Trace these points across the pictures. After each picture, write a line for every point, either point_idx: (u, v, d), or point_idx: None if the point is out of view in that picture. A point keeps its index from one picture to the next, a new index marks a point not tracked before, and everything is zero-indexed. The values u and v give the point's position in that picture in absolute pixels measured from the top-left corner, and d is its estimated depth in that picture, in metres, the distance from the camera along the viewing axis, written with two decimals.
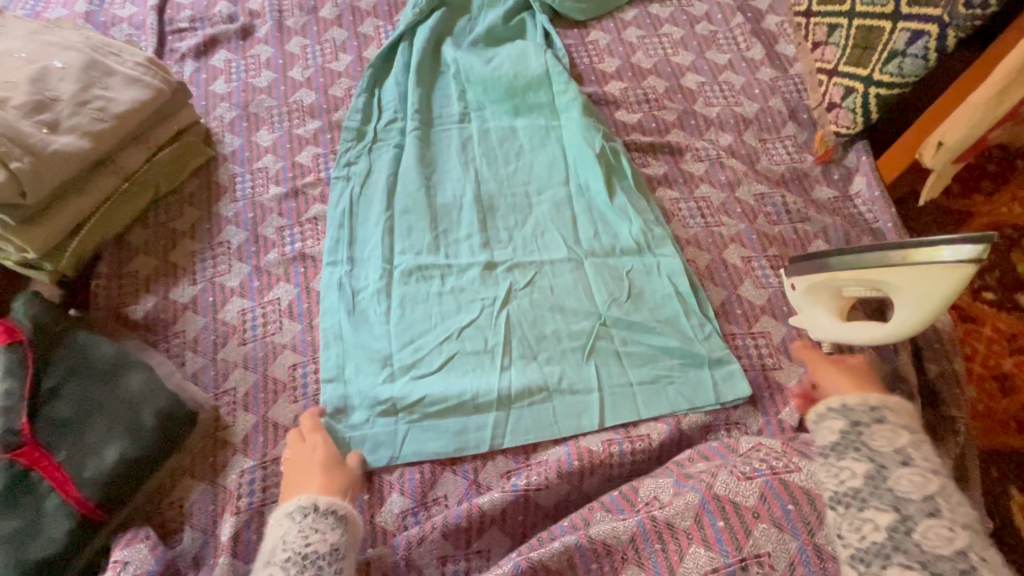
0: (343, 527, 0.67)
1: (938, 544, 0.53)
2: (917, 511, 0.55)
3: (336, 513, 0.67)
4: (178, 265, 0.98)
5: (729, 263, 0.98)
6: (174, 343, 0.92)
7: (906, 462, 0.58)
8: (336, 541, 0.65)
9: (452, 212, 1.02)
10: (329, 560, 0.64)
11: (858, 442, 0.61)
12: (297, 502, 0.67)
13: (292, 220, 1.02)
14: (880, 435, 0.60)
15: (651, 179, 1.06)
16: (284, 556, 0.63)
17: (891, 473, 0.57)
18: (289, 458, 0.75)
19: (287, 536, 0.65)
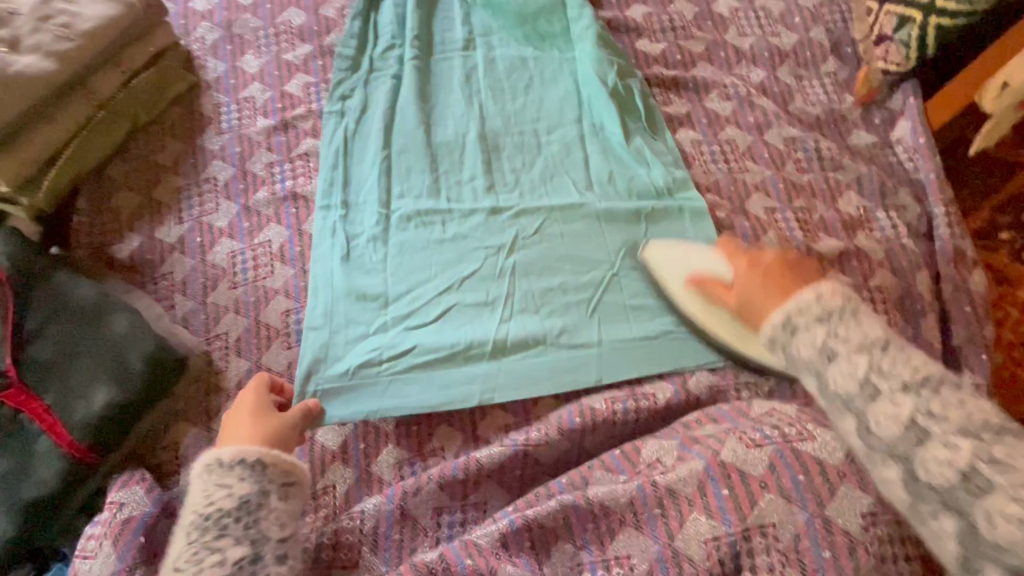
0: (257, 475, 0.62)
1: (945, 477, 0.50)
2: (909, 446, 0.52)
3: (245, 462, 0.62)
4: (162, 203, 0.93)
5: (751, 214, 0.91)
6: (162, 285, 0.88)
7: (835, 357, 0.56)
8: (247, 494, 0.61)
9: (454, 151, 0.94)
10: (235, 515, 0.59)
11: (798, 364, 0.59)
12: (208, 459, 0.62)
13: (283, 155, 0.95)
14: (806, 340, 0.58)
15: (672, 118, 0.96)
16: (187, 519, 0.59)
17: (871, 414, 0.54)
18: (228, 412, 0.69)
19: (194, 499, 0.61)
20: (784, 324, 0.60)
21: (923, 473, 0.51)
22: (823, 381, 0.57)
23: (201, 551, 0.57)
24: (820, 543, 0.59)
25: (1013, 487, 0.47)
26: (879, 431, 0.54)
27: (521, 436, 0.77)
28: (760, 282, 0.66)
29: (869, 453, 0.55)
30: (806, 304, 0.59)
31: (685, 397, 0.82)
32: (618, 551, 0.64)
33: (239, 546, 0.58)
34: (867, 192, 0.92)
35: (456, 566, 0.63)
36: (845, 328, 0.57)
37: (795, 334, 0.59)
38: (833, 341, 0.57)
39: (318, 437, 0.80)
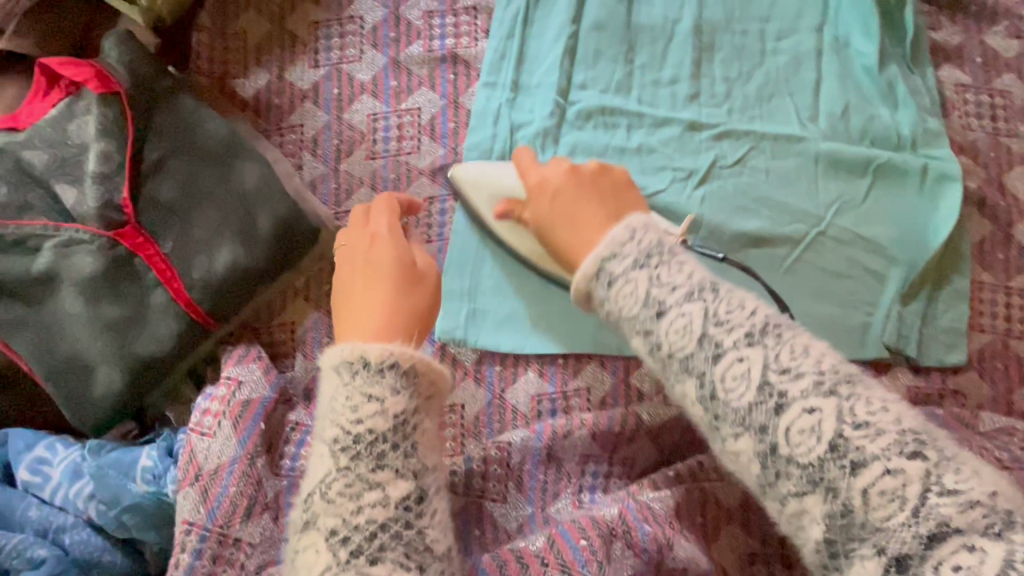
0: (410, 389, 0.42)
1: (809, 448, 0.32)
2: (765, 417, 0.34)
3: (398, 366, 0.42)
4: (296, 37, 0.76)
5: (1009, 191, 0.73)
6: (289, 138, 0.74)
7: (664, 309, 0.38)
8: (402, 410, 0.41)
9: (658, 41, 0.76)
10: (392, 441, 0.40)
11: (622, 324, 0.41)
12: (343, 352, 0.42)
13: (446, 4, 0.77)
14: (625, 290, 0.40)
15: (939, 49, 0.76)
16: (331, 436, 0.40)
17: (716, 375, 0.36)
18: (361, 269, 0.50)
19: (333, 403, 0.41)
20: (600, 274, 0.41)
21: (785, 447, 0.33)
22: (653, 344, 0.38)
23: (357, 484, 0.38)
24: None
25: (885, 453, 0.31)
26: (727, 399, 0.35)
27: None
28: (569, 210, 0.49)
29: (715, 428, 0.36)
30: (618, 245, 0.41)
31: None
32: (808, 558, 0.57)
33: (402, 482, 0.39)
34: None
35: (636, 532, 0.56)
36: (669, 271, 0.39)
37: (613, 286, 0.41)
38: (659, 289, 0.39)
39: (452, 352, 0.72)
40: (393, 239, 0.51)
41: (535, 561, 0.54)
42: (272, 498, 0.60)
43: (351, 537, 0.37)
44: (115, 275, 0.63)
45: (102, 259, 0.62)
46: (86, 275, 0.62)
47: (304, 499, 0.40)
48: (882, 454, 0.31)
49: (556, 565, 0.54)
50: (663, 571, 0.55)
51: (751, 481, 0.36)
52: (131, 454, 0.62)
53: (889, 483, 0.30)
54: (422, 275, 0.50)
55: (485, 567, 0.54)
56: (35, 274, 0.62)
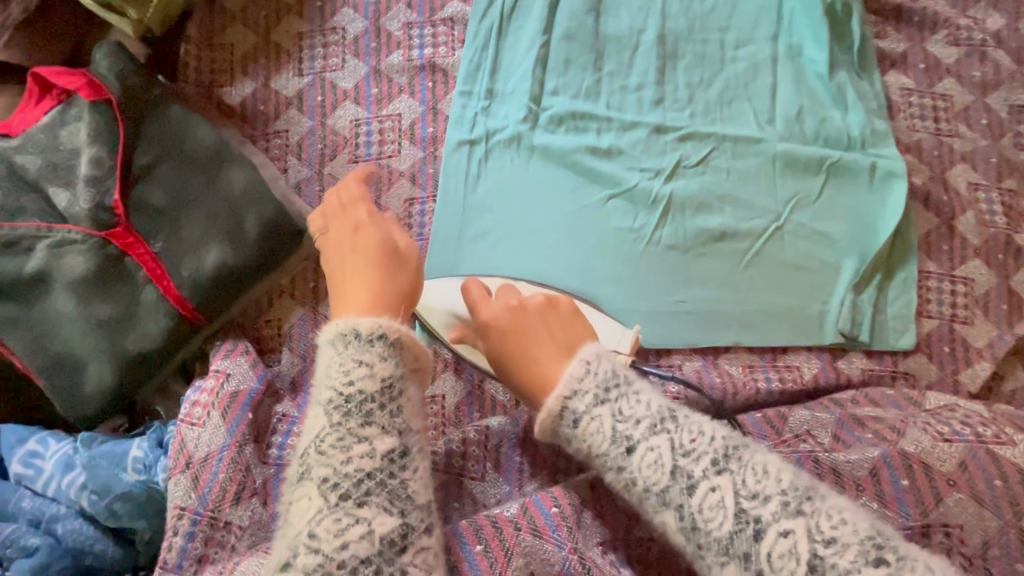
0: (397, 356, 0.47)
1: (792, 571, 0.36)
2: (746, 543, 0.37)
3: (386, 337, 0.47)
4: (281, 48, 0.80)
5: (951, 187, 0.78)
6: (275, 144, 0.78)
7: (634, 445, 0.42)
8: (389, 375, 0.46)
9: (625, 50, 0.80)
10: (381, 401, 0.44)
11: (593, 459, 0.44)
12: (336, 326, 0.48)
13: (424, 16, 0.81)
14: (592, 427, 0.43)
15: (885, 56, 0.82)
16: (325, 397, 0.45)
17: (693, 508, 0.39)
18: (350, 254, 0.54)
19: (328, 370, 0.46)
20: (565, 414, 0.45)
21: (768, 572, 0.37)
22: (628, 481, 0.42)
23: (347, 437, 0.42)
24: (1014, 555, 0.52)
25: (853, 565, 0.35)
26: (707, 528, 0.39)
27: None
28: (538, 330, 0.53)
29: (700, 556, 0.40)
30: (580, 378, 0.45)
31: (835, 376, 0.73)
32: None
33: (388, 437, 0.43)
34: None
35: (608, 503, 0.59)
36: (629, 404, 0.43)
37: (581, 422, 0.44)
38: (624, 426, 0.42)
39: (433, 345, 0.75)
40: (375, 227, 0.56)
41: (508, 526, 0.57)
42: (261, 484, 0.62)
43: (341, 481, 0.41)
44: (106, 275, 0.65)
45: (93, 259, 0.65)
46: (79, 274, 0.64)
47: (299, 453, 0.44)
48: (852, 567, 0.35)
49: (527, 529, 0.56)
50: (630, 539, 0.58)
51: None
52: (123, 446, 0.65)
53: None
54: (404, 255, 0.55)
55: (462, 531, 0.56)
56: (28, 273, 0.64)
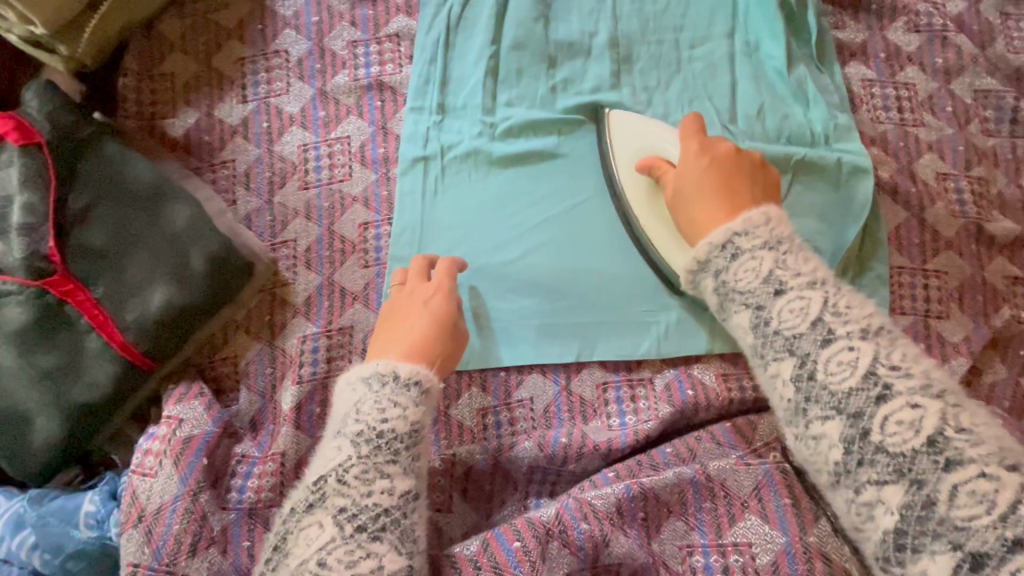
0: (425, 404, 0.55)
1: (905, 439, 0.40)
2: (865, 402, 0.42)
3: (420, 385, 0.55)
4: (223, 74, 0.78)
5: (919, 178, 0.76)
6: (221, 175, 0.75)
7: (785, 289, 0.48)
8: (417, 421, 0.53)
9: (577, 56, 0.78)
10: (406, 444, 0.52)
11: (728, 295, 0.51)
12: (379, 366, 0.56)
13: (368, 34, 0.79)
14: (747, 266, 0.50)
15: (844, 47, 0.80)
16: (356, 428, 0.52)
17: (820, 358, 0.44)
18: (413, 306, 0.63)
19: (361, 405, 0.53)
20: (724, 246, 0.52)
21: (877, 433, 0.41)
22: (761, 319, 0.48)
23: (373, 472, 0.50)
24: None
25: (982, 458, 0.38)
26: (831, 381, 0.43)
27: (627, 406, 0.71)
28: (700, 189, 0.59)
29: (805, 408, 0.45)
30: (754, 227, 0.51)
31: None
32: (737, 538, 0.59)
33: (405, 479, 0.51)
34: None
35: (572, 530, 0.57)
36: (794, 259, 0.49)
37: (738, 257, 0.50)
38: (783, 272, 0.48)
39: None
40: (447, 296, 0.65)
41: (468, 564, 0.55)
42: (219, 532, 0.61)
43: (360, 514, 0.48)
44: (47, 325, 0.63)
45: (32, 309, 0.63)
46: (18, 326, 0.62)
47: (319, 477, 0.50)
48: (978, 458, 0.38)
49: (489, 567, 0.55)
50: (599, 566, 0.58)
51: (830, 463, 0.43)
52: (75, 500, 0.62)
53: (981, 484, 0.38)
54: (455, 323, 0.64)
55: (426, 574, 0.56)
56: None
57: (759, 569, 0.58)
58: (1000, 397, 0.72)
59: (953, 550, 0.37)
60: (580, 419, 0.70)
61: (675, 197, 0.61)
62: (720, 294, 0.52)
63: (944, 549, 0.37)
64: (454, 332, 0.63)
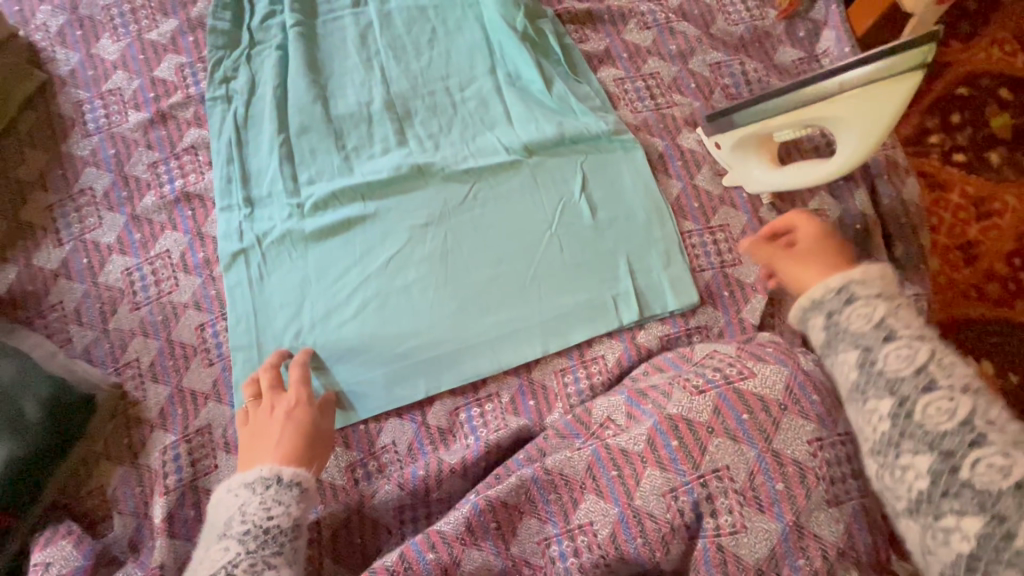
0: (307, 501, 0.59)
1: (940, 421, 0.43)
2: (912, 388, 0.45)
3: (303, 485, 0.59)
4: (35, 225, 0.81)
5: (685, 150, 0.87)
6: (52, 318, 0.78)
7: (894, 336, 0.47)
8: (300, 517, 0.58)
9: (360, 124, 0.86)
10: (290, 537, 0.56)
11: (839, 334, 0.50)
12: (262, 470, 0.59)
13: (165, 151, 0.85)
14: (863, 311, 0.49)
15: (592, 57, 0.91)
16: (243, 528, 0.55)
17: (920, 401, 0.44)
18: (273, 426, 0.65)
19: (245, 508, 0.56)
20: (842, 289, 0.51)
21: (917, 414, 0.44)
22: (867, 359, 0.48)
23: (261, 563, 0.53)
24: (772, 475, 0.58)
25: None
26: (926, 421, 0.44)
27: (477, 422, 0.77)
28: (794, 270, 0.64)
29: (894, 441, 0.45)
30: (868, 278, 0.51)
31: (636, 353, 0.78)
32: (581, 520, 0.62)
33: (291, 567, 0.55)
34: None
35: (418, 564, 0.60)
36: (906, 316, 0.49)
37: (852, 302, 0.50)
38: (893, 322, 0.48)
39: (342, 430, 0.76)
40: (305, 405, 0.67)
41: None
42: None
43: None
44: None
45: None
46: None
47: None
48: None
49: None
50: None
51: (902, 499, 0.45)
52: None
53: None
54: (319, 428, 0.67)
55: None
56: None
57: (600, 543, 0.60)
58: None
59: (937, 457, 0.42)
60: (441, 445, 0.76)
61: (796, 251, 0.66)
62: (830, 332, 0.51)
63: (927, 457, 0.43)
64: (321, 439, 0.65)
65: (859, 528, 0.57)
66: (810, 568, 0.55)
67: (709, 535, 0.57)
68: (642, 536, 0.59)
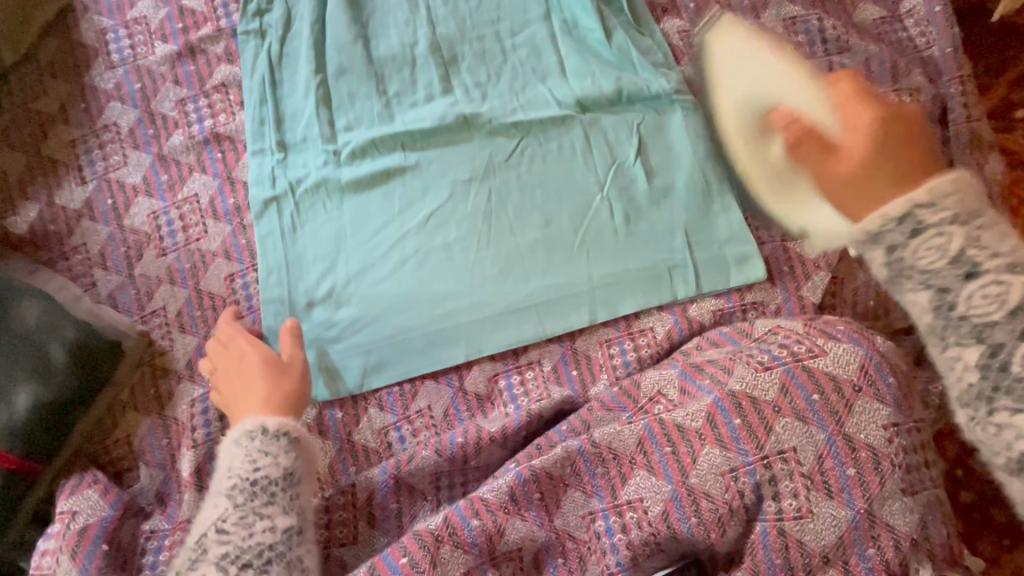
0: (298, 449, 0.56)
1: None
2: (1008, 336, 0.39)
3: (289, 435, 0.56)
4: (57, 161, 0.77)
5: None
6: (76, 260, 0.74)
7: (978, 272, 0.39)
8: (291, 465, 0.55)
9: (403, 67, 0.80)
10: (282, 486, 0.54)
11: (910, 267, 0.40)
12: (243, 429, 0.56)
13: (194, 88, 0.79)
14: (936, 243, 0.39)
15: (654, 7, 0.85)
16: (230, 483, 0.53)
17: (1022, 351, 0.39)
18: (239, 381, 0.61)
19: (232, 463, 0.55)
20: (905, 217, 0.39)
21: (1014, 364, 0.39)
22: (938, 302, 0.41)
23: (250, 516, 0.52)
24: (844, 462, 0.54)
25: None
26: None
27: (518, 390, 0.73)
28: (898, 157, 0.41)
29: (990, 398, 0.41)
30: (942, 194, 0.38)
31: (687, 327, 0.74)
32: (630, 496, 0.59)
33: (287, 516, 0.53)
34: (877, 76, 0.80)
35: (463, 530, 0.57)
36: (992, 235, 0.39)
37: (920, 234, 0.39)
38: (974, 249, 0.39)
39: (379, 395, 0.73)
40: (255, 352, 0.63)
41: None
42: None
43: (243, 555, 0.51)
44: None
45: None
46: None
47: (200, 534, 0.52)
48: None
49: None
50: (498, 556, 0.59)
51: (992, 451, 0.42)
52: None
53: None
54: (287, 365, 0.63)
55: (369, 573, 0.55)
56: None
57: (652, 522, 0.57)
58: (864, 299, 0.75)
59: None
60: (479, 412, 0.72)
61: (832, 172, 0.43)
62: (892, 270, 0.41)
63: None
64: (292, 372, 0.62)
65: (930, 520, 0.54)
66: (881, 560, 0.52)
67: (770, 519, 0.54)
68: (698, 518, 0.55)
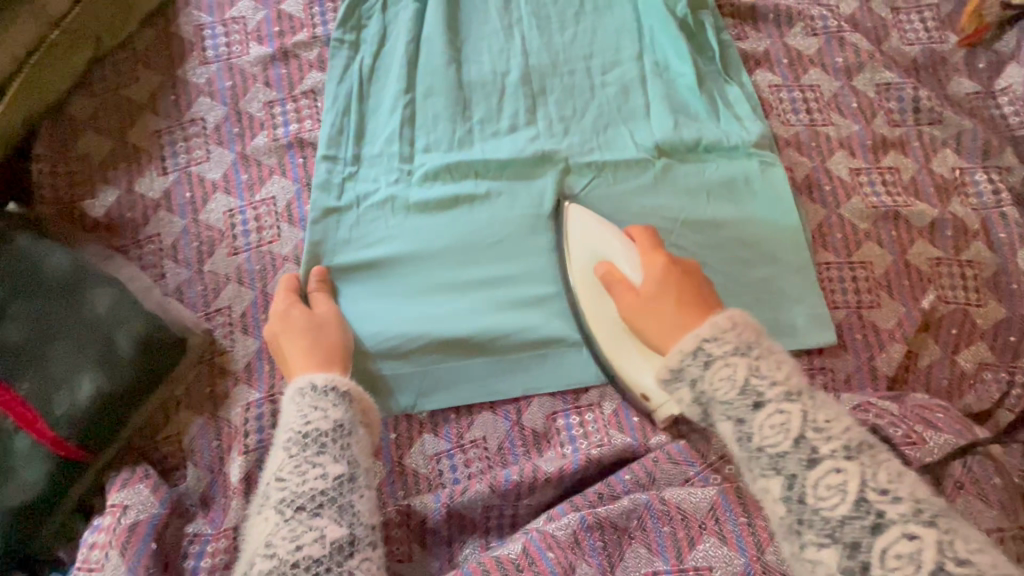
0: (348, 405, 0.57)
1: (835, 503, 0.41)
2: (796, 466, 0.43)
3: (338, 390, 0.57)
4: (140, 149, 0.77)
5: (835, 176, 0.79)
6: (147, 250, 0.74)
7: (764, 402, 0.45)
8: (341, 418, 0.55)
9: (491, 93, 0.80)
10: (332, 436, 0.53)
11: (714, 408, 0.47)
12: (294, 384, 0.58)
13: (284, 92, 0.80)
14: (724, 374, 0.47)
15: (748, 58, 0.85)
16: (284, 436, 0.53)
17: (809, 480, 0.42)
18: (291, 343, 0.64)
19: (288, 420, 0.55)
20: (698, 352, 0.49)
21: (811, 497, 0.42)
22: (742, 434, 0.46)
23: (303, 464, 0.51)
24: None
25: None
26: (824, 506, 0.41)
27: (578, 431, 0.71)
28: (663, 307, 0.55)
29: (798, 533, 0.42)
30: (720, 331, 0.48)
31: None
32: (698, 562, 0.56)
33: (338, 463, 0.52)
34: (966, 150, 0.80)
35: (541, 562, 0.56)
36: (768, 365, 0.47)
37: (711, 366, 0.48)
38: (757, 380, 0.46)
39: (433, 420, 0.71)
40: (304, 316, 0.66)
41: None
42: None
43: (297, 499, 0.50)
44: None
45: None
46: None
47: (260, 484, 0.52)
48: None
49: None
50: None
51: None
52: None
53: None
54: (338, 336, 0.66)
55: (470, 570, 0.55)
56: None
57: None
58: (939, 376, 0.72)
59: (842, 549, 0.40)
60: (534, 450, 0.71)
61: (631, 306, 0.58)
62: (701, 404, 0.49)
63: (831, 549, 0.40)
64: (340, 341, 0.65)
65: None
66: None
67: None
68: None
